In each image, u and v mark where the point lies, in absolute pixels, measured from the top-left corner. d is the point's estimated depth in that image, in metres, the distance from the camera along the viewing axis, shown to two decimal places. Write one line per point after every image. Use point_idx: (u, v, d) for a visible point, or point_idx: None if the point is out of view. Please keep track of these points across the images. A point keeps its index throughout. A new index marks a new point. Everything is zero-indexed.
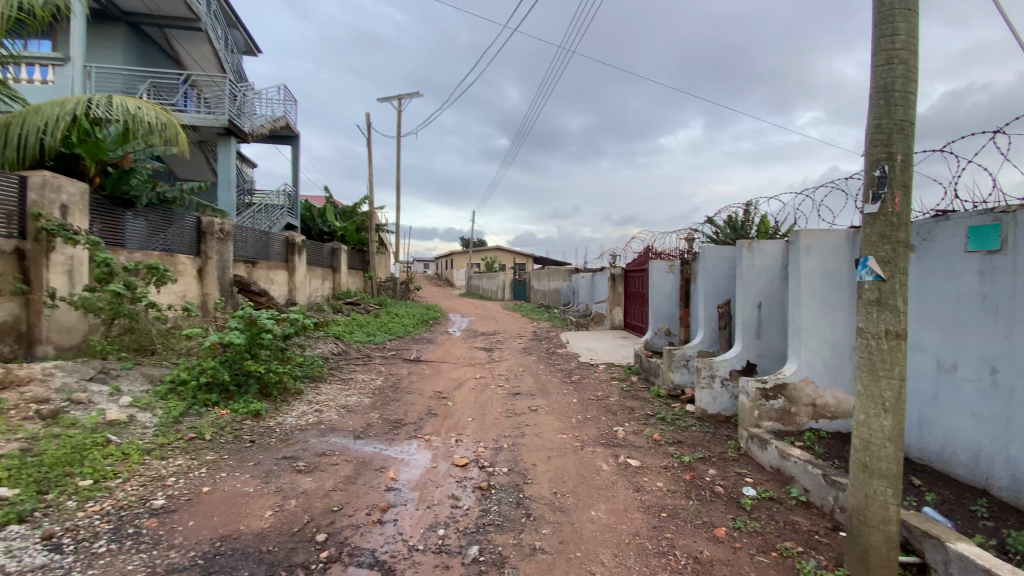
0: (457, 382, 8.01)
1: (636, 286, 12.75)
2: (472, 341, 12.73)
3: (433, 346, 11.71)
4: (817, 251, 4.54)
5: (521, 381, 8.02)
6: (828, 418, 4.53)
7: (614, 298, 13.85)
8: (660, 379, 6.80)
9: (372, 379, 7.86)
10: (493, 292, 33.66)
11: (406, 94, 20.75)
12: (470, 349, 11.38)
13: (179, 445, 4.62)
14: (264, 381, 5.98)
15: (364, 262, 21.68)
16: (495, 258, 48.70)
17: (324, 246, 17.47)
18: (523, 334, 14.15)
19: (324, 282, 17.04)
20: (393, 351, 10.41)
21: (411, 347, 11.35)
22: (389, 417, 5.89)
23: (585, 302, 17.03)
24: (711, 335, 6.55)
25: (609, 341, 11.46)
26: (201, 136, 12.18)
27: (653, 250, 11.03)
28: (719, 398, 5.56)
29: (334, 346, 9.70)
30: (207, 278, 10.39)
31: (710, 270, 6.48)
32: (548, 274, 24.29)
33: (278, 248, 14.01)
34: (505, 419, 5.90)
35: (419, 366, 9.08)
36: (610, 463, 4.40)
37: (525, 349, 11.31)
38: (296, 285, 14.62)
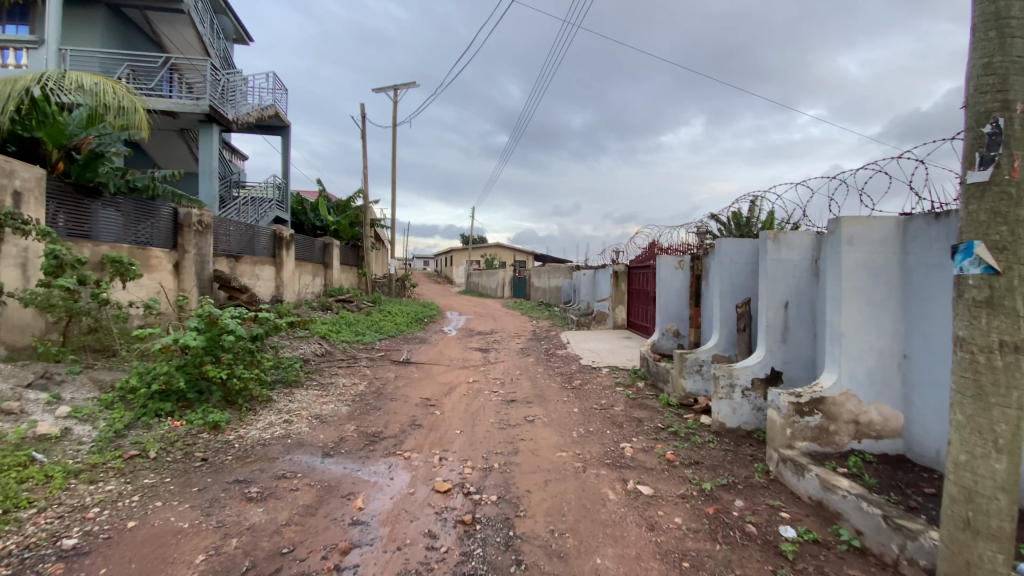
0: (446, 386, 7.37)
1: (640, 284, 12.10)
2: (467, 341, 12.08)
3: (425, 346, 11.07)
4: (861, 242, 3.88)
5: (516, 386, 7.36)
6: (873, 438, 3.91)
7: (616, 297, 13.20)
8: (671, 386, 6.15)
9: (354, 383, 7.22)
10: (491, 289, 32.97)
11: (402, 85, 20.09)
12: (464, 350, 10.72)
13: (115, 465, 3.97)
14: (227, 387, 5.36)
15: (358, 258, 21.03)
16: (494, 255, 47.96)
17: (315, 241, 16.82)
18: (521, 333, 13.50)
19: (314, 279, 16.40)
20: (382, 352, 9.77)
21: (402, 347, 10.72)
22: (367, 429, 5.25)
23: (586, 301, 16.37)
24: (728, 339, 5.89)
25: (611, 342, 10.82)
26: (182, 123, 11.51)
27: (659, 246, 10.37)
28: (739, 410, 4.91)
29: (318, 347, 9.06)
30: (184, 273, 9.74)
31: (728, 265, 5.83)
32: (547, 271, 23.64)
33: (264, 243, 13.37)
34: (497, 432, 5.24)
35: (407, 369, 8.45)
36: (618, 491, 3.73)
37: (523, 350, 10.64)
38: (284, 281, 13.98)
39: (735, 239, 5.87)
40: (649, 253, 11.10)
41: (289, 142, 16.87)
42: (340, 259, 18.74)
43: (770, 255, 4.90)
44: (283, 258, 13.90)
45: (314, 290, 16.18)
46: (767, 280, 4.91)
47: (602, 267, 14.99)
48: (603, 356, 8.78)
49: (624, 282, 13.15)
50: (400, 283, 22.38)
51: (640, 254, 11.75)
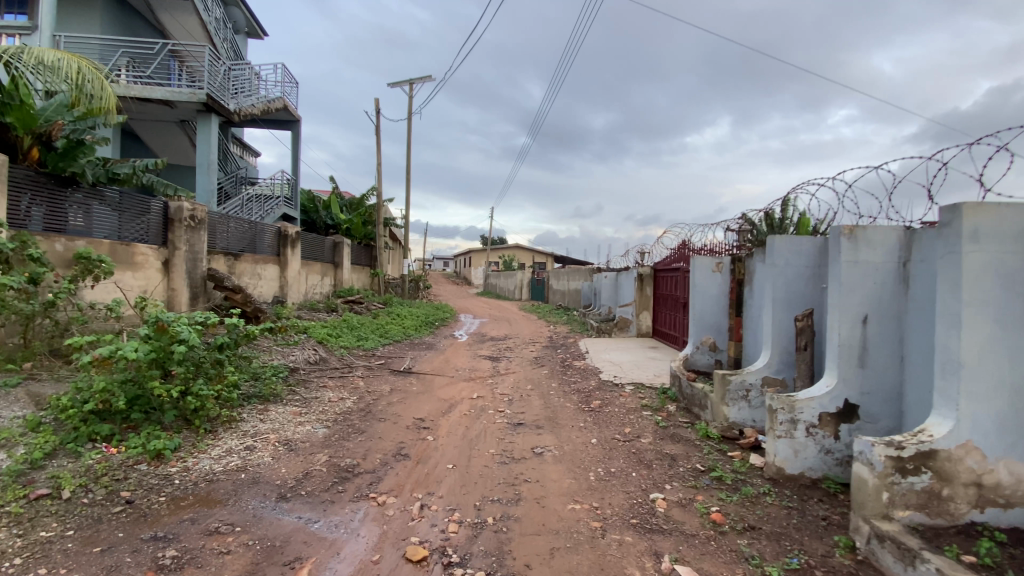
0: (447, 403, 6.45)
1: (669, 288, 11.02)
2: (478, 347, 11.18)
3: (431, 353, 10.21)
4: (991, 239, 2.84)
5: (526, 404, 6.41)
6: (1001, 508, 2.86)
7: (641, 302, 12.15)
8: (709, 413, 5.14)
9: (342, 397, 6.37)
10: (509, 291, 32.02)
11: (418, 79, 19.34)
12: (473, 358, 9.81)
13: (12, 511, 3.19)
14: (181, 407, 4.60)
15: (371, 257, 20.38)
16: (514, 256, 47.03)
17: (325, 239, 16.19)
18: (537, 339, 12.53)
19: (323, 279, 15.75)
20: (382, 359, 8.93)
21: (406, 353, 9.87)
22: (341, 460, 4.38)
23: (608, 305, 15.29)
24: (781, 358, 4.87)
25: (637, 352, 9.77)
26: (180, 113, 10.93)
27: (692, 247, 9.28)
28: (803, 453, 3.88)
29: (312, 354, 8.26)
30: (174, 272, 9.10)
31: (782, 269, 4.81)
32: (567, 273, 22.61)
33: (268, 241, 12.73)
34: (497, 468, 4.29)
35: (407, 380, 7.57)
36: (648, 572, 2.76)
37: (537, 359, 9.67)
38: (290, 281, 13.31)
39: (791, 238, 4.85)
40: (681, 255, 10.03)
41: (299, 137, 16.28)
42: (352, 258, 18.07)
43: (846, 256, 3.87)
44: (288, 256, 13.24)
45: (322, 291, 15.52)
46: (841, 287, 3.88)
47: (626, 269, 13.92)
48: (629, 370, 7.76)
49: (651, 286, 12.08)
50: (414, 284, 21.64)
51: (669, 255, 10.67)
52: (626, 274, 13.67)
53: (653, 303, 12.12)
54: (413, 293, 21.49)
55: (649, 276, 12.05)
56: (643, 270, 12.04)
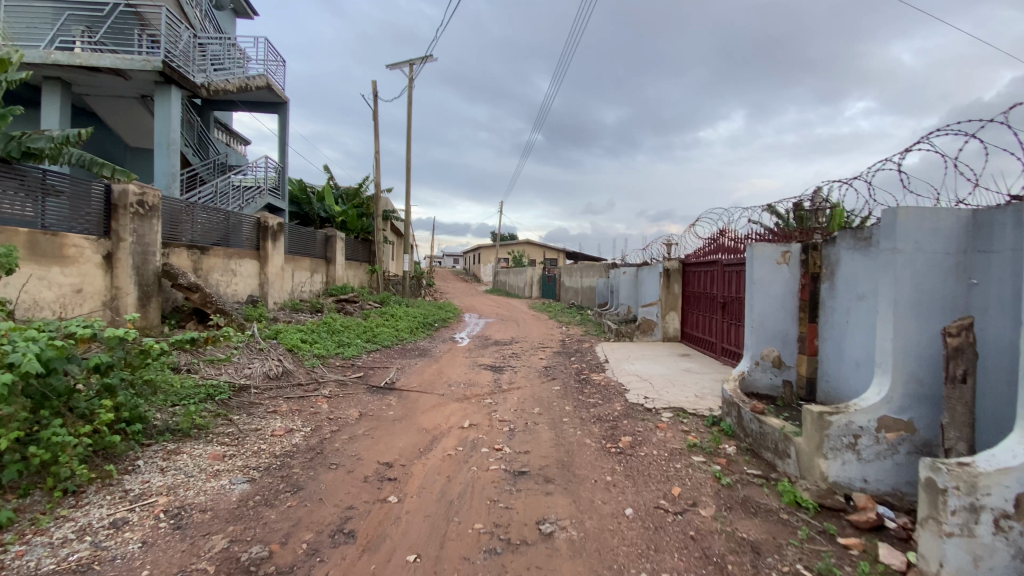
0: (429, 437, 4.92)
1: (703, 285, 9.40)
2: (478, 353, 9.64)
3: (424, 361, 8.70)
4: None
5: (532, 437, 4.87)
6: None
7: (667, 301, 10.52)
8: (796, 466, 3.60)
9: (291, 429, 4.89)
10: (520, 288, 30.37)
11: (418, 59, 17.85)
12: (472, 368, 8.29)
13: None
14: (25, 462, 3.14)
15: (370, 252, 18.95)
16: (524, 252, 45.30)
17: (316, 233, 14.80)
18: (548, 344, 10.92)
19: (313, 276, 14.34)
20: (362, 371, 7.44)
21: (394, 363, 8.37)
22: (246, 548, 2.88)
23: (628, 304, 13.64)
24: (906, 391, 3.33)
25: (668, 361, 8.17)
26: (137, 84, 9.63)
27: (739, 237, 7.69)
28: (990, 561, 2.35)
29: (274, 367, 6.80)
30: (118, 267, 7.71)
31: (911, 256, 3.32)
32: (581, 269, 20.95)
33: (245, 233, 11.35)
34: (481, 565, 2.77)
35: (386, 401, 6.08)
36: None
37: (547, 369, 8.12)
38: (272, 279, 11.90)
39: (922, 210, 3.36)
40: (721, 247, 8.43)
41: (287, 119, 14.89)
42: (347, 253, 16.65)
43: None
44: (269, 251, 11.84)
45: (311, 289, 14.10)
46: None
47: (649, 264, 12.29)
48: (663, 388, 6.20)
49: (679, 282, 10.45)
50: (416, 281, 20.16)
51: (705, 248, 9.07)
52: (649, 269, 12.03)
53: (681, 302, 10.48)
54: (414, 291, 20.01)
55: (677, 271, 10.42)
56: (670, 264, 10.42)
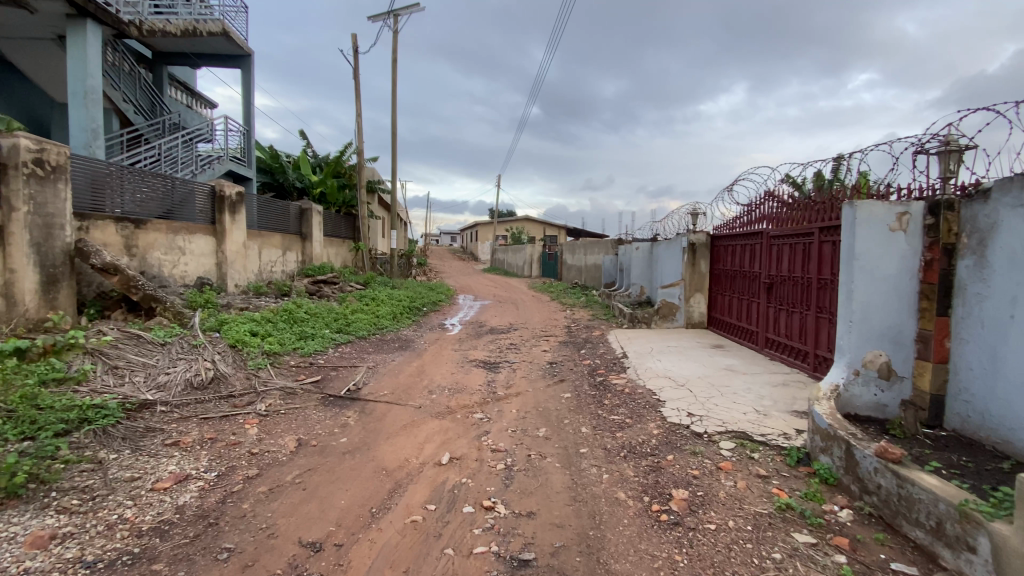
0: (388, 485, 3.38)
1: (739, 262, 7.85)
2: (471, 345, 8.08)
3: (404, 357, 7.13)
4: None
5: (537, 484, 3.36)
6: None
7: (692, 282, 8.93)
8: (990, 573, 2.15)
9: (186, 476, 3.39)
10: (519, 267, 28.65)
11: (403, 9, 15.82)
12: (461, 365, 6.74)
13: None
14: None
15: (354, 228, 17.25)
16: (523, 229, 43.44)
17: (288, 206, 13.11)
18: (552, 332, 9.37)
19: (285, 255, 12.68)
20: (321, 374, 5.88)
21: (366, 360, 6.80)
22: None
23: (642, 285, 12.06)
24: None
25: (701, 355, 6.65)
26: (46, 18, 7.94)
27: (797, 200, 6.12)
28: None
29: (201, 372, 5.26)
30: (10, 245, 6.05)
31: None
32: (585, 246, 19.27)
33: (197, 204, 9.67)
34: None
35: (341, 420, 4.54)
36: None
37: (553, 368, 6.58)
38: (232, 257, 10.26)
39: None
40: (768, 214, 6.87)
41: (252, 75, 13.09)
42: (326, 229, 14.96)
43: None
44: (227, 225, 10.18)
45: (283, 269, 12.49)
46: None
47: (668, 239, 10.68)
48: (709, 398, 4.71)
49: (706, 259, 8.88)
50: (405, 260, 18.46)
51: (747, 216, 7.50)
52: (669, 245, 10.44)
53: (709, 283, 8.92)
54: (404, 271, 18.33)
55: (704, 246, 8.85)
56: (697, 237, 8.84)
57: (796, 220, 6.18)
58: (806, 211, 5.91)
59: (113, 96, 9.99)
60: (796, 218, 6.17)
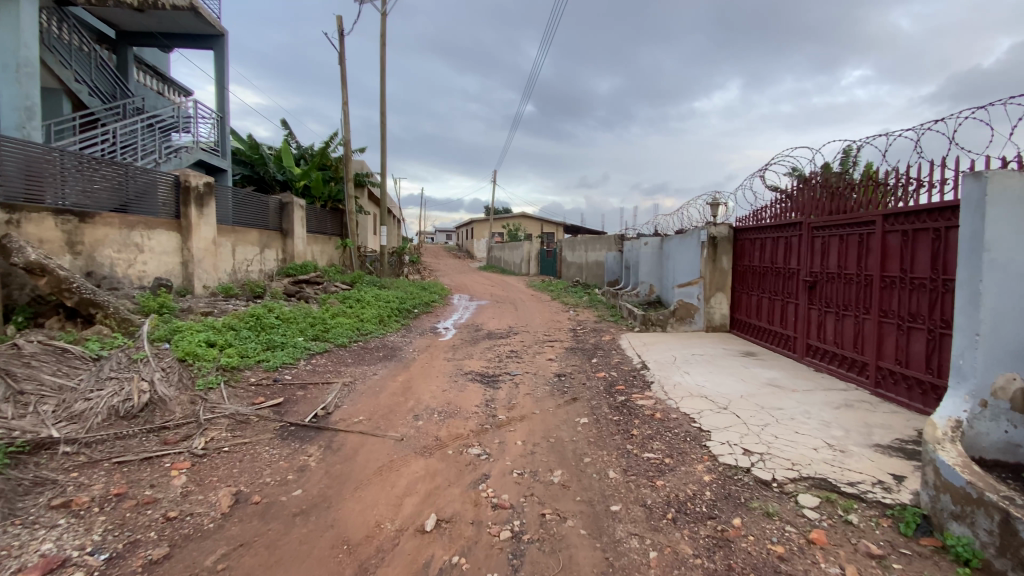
0: (348, 571, 2.41)
1: (770, 257, 6.91)
2: (465, 353, 7.11)
3: (388, 369, 6.14)
4: None
5: (557, 568, 2.40)
6: None
7: (713, 279, 7.98)
8: None
9: (63, 560, 2.41)
10: (516, 265, 27.65)
11: None
12: (454, 379, 5.76)
13: None
14: None
15: (341, 225, 16.22)
16: (520, 226, 42.51)
17: (267, 199, 12.08)
18: (556, 337, 8.39)
19: (263, 253, 11.63)
20: (284, 394, 4.89)
21: (343, 375, 5.80)
22: None
23: (651, 283, 11.12)
24: None
25: (736, 366, 5.69)
26: None
27: (847, 184, 5.24)
28: None
29: (132, 396, 4.23)
30: None
31: None
32: (586, 242, 18.32)
33: (160, 196, 8.64)
34: None
35: (298, 462, 3.55)
36: None
37: (562, 382, 5.61)
38: (199, 255, 9.19)
39: None
40: (808, 201, 5.97)
41: (226, 58, 12.04)
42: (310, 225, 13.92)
43: None
44: (194, 219, 9.10)
45: (261, 268, 11.46)
46: None
47: (681, 233, 9.75)
48: (765, 428, 3.75)
49: (728, 255, 7.96)
50: (397, 258, 17.40)
51: (779, 205, 6.61)
52: (682, 240, 9.51)
53: (732, 281, 7.98)
54: (395, 270, 17.28)
55: (726, 240, 7.93)
56: (718, 230, 7.91)
57: (846, 207, 5.29)
58: (859, 196, 5.04)
59: (61, 74, 8.95)
60: (845, 204, 5.29)
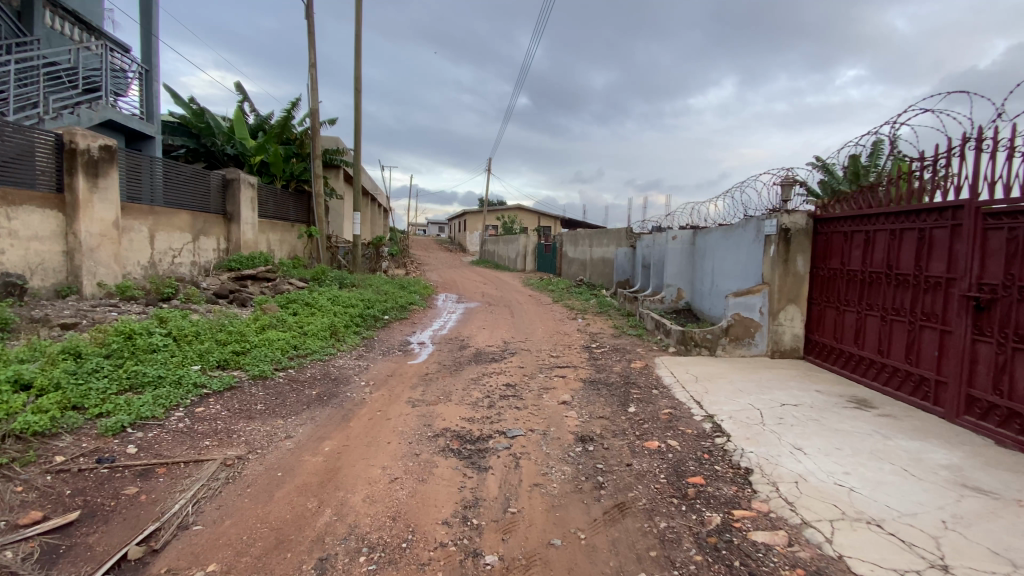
0: None
1: (881, 257, 4.75)
2: (440, 390, 4.88)
3: (313, 425, 3.90)
4: None
5: None
6: None
7: (785, 288, 5.81)
8: None
9: None
10: (511, 260, 25.34)
11: None
12: (414, 448, 3.53)
13: None
14: None
15: (307, 211, 13.89)
16: (515, 218, 40.24)
17: (208, 174, 9.75)
18: (567, 362, 6.17)
19: (197, 241, 9.32)
20: (96, 506, 2.66)
21: (232, 442, 3.54)
22: None
23: (679, 288, 8.96)
24: None
25: (870, 436, 3.53)
26: None
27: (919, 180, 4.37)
28: None
29: None
30: None
31: None
32: (590, 236, 16.15)
33: (39, 163, 6.35)
34: None
35: None
36: None
37: (592, 458, 3.41)
38: (92, 242, 6.85)
39: None
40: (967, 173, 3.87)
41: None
42: (264, 208, 11.58)
43: None
44: (84, 193, 6.71)
45: (193, 259, 9.16)
46: None
47: (724, 224, 7.58)
48: None
49: (805, 254, 5.80)
50: (373, 250, 15.05)
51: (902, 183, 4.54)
52: (727, 233, 7.34)
53: (809, 291, 5.83)
54: (371, 264, 14.93)
55: (803, 234, 5.77)
56: (792, 220, 5.74)
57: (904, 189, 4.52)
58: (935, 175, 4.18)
59: None
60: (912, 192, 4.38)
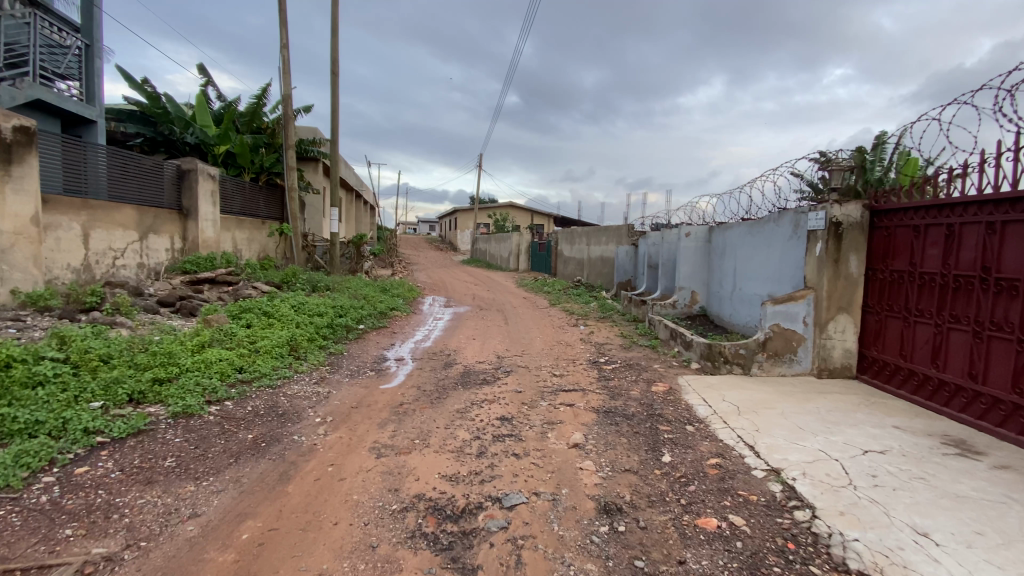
0: None
1: (971, 256, 3.74)
2: (415, 429, 3.81)
3: (235, 493, 2.82)
4: None
5: None
6: None
7: (836, 293, 4.82)
8: None
9: None
10: (504, 259, 24.28)
11: None
12: (370, 533, 2.47)
13: None
14: None
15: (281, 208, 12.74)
16: (508, 216, 39.19)
17: (160, 164, 8.57)
18: (573, 383, 5.14)
19: (146, 240, 8.17)
20: None
21: (107, 530, 2.46)
22: None
23: (694, 291, 7.97)
24: None
25: (1006, 505, 2.54)
26: None
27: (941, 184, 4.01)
28: None
29: None
30: None
31: None
32: (588, 234, 15.14)
33: None
34: None
35: None
36: None
37: (625, 548, 2.38)
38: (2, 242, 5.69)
39: None
40: None
41: None
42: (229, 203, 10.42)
43: None
44: None
45: (139, 260, 8.00)
46: None
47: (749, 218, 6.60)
48: None
49: (860, 253, 4.80)
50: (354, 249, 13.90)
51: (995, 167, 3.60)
52: (753, 229, 6.35)
53: (864, 297, 4.85)
54: (352, 264, 13.79)
55: (857, 229, 4.78)
56: (844, 212, 4.75)
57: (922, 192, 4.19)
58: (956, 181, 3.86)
59: None
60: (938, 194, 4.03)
